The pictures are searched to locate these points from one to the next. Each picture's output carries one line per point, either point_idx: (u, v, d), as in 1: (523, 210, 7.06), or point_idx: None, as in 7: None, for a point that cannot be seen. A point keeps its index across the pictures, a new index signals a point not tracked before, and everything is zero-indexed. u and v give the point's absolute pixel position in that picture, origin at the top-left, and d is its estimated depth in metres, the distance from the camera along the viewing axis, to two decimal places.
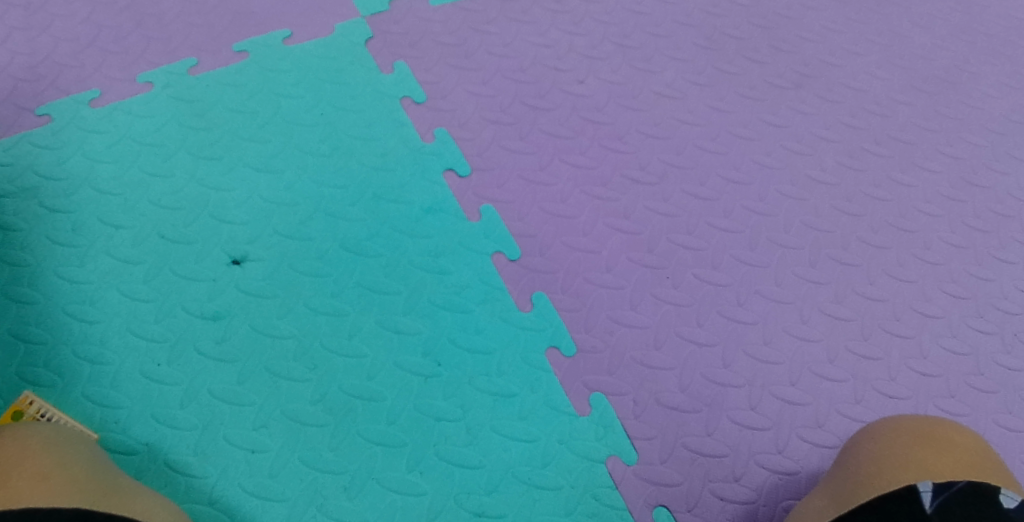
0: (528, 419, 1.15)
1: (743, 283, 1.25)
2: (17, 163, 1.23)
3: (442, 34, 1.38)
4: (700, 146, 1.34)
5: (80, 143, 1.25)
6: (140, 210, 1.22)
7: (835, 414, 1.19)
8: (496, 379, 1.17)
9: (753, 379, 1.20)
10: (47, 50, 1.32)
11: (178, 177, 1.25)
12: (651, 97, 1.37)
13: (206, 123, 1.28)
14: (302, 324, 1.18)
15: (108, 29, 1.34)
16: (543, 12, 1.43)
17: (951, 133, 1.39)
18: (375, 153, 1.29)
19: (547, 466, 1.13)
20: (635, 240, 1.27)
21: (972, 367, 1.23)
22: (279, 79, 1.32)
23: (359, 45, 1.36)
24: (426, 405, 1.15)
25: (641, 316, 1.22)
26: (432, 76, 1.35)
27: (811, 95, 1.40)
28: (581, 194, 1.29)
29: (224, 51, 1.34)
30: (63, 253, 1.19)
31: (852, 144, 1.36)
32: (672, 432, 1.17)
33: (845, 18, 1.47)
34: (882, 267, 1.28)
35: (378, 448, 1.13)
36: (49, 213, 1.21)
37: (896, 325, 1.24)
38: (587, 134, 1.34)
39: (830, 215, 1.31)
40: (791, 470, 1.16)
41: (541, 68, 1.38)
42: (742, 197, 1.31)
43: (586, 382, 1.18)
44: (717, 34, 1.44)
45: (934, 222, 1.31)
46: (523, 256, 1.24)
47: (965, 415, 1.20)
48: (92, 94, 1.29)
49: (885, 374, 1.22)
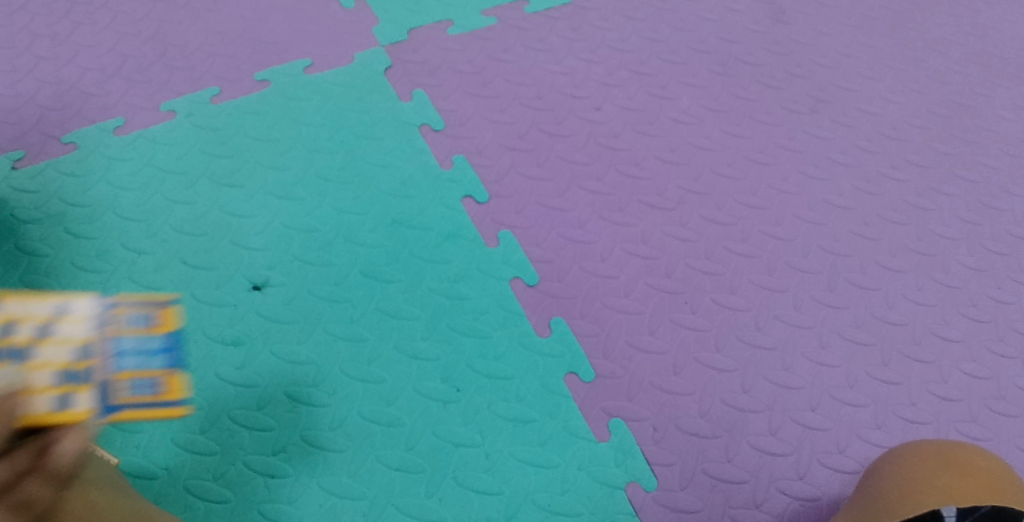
0: (547, 444, 1.15)
1: (761, 308, 1.25)
2: (43, 191, 1.25)
3: (460, 62, 1.40)
4: (716, 171, 1.35)
5: (104, 171, 1.27)
6: (162, 237, 1.24)
7: (856, 439, 1.18)
8: (514, 404, 1.17)
9: (773, 405, 1.20)
10: (74, 80, 1.34)
11: (200, 204, 1.27)
12: (667, 123, 1.38)
13: (228, 151, 1.30)
14: (321, 349, 1.19)
15: (133, 59, 1.37)
16: (560, 40, 1.44)
17: (969, 156, 1.39)
18: (395, 180, 1.30)
19: (565, 492, 1.13)
20: (652, 265, 1.27)
21: (994, 391, 1.22)
22: (299, 107, 1.34)
23: (379, 74, 1.38)
24: (445, 430, 1.15)
25: (660, 341, 1.22)
26: (451, 103, 1.37)
27: (828, 121, 1.40)
28: (598, 219, 1.30)
29: (247, 80, 1.36)
30: (87, 278, 1.20)
31: (869, 169, 1.37)
32: (692, 457, 1.16)
33: (859, 43, 1.48)
34: (901, 291, 1.28)
35: (396, 474, 1.13)
36: (74, 240, 1.23)
37: (917, 350, 1.24)
38: (604, 160, 1.35)
39: (847, 239, 1.31)
40: (813, 497, 1.15)
41: (558, 95, 1.39)
42: (760, 222, 1.31)
43: (605, 407, 1.18)
44: (733, 60, 1.45)
45: (952, 246, 1.32)
46: (541, 282, 1.24)
47: (988, 440, 1.19)
48: (117, 123, 1.31)
49: (905, 399, 1.21)
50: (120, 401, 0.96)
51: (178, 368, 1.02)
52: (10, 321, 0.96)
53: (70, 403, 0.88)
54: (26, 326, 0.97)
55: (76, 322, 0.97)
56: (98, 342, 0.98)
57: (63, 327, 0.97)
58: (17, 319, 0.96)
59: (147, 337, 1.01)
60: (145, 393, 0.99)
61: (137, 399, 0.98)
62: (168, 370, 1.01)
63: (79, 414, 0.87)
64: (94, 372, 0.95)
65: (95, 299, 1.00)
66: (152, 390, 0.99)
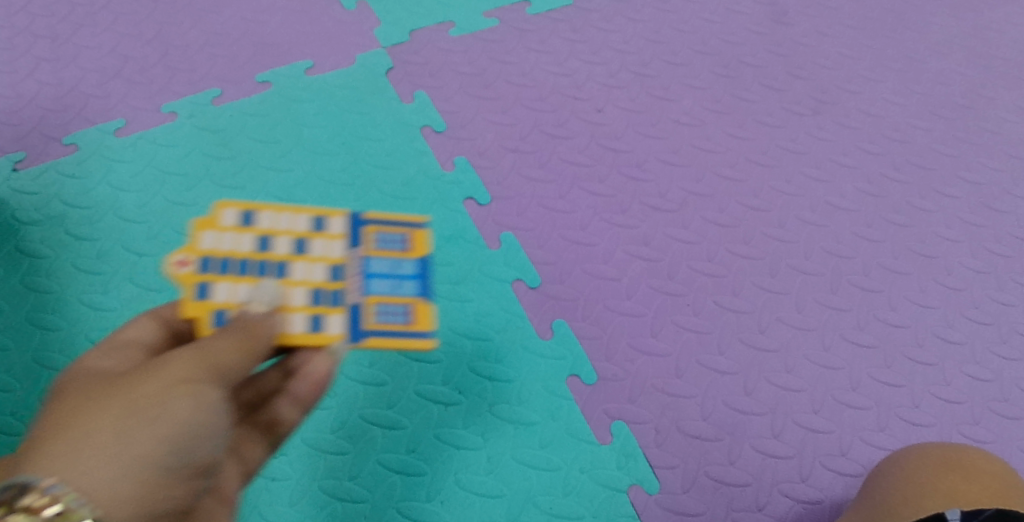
0: (548, 447, 1.15)
1: (764, 310, 1.25)
2: (44, 192, 1.25)
3: (461, 64, 1.40)
4: (718, 173, 1.35)
5: (104, 172, 1.27)
6: (163, 239, 1.24)
7: (859, 442, 1.18)
8: (516, 407, 1.17)
9: (775, 408, 1.19)
10: (75, 81, 1.34)
11: (201, 206, 1.26)
12: (669, 125, 1.38)
13: (229, 153, 1.30)
14: None
15: (134, 60, 1.36)
16: (562, 41, 1.44)
17: (972, 158, 1.38)
18: (396, 182, 1.30)
19: (567, 495, 1.13)
20: (654, 267, 1.27)
21: (997, 394, 1.22)
22: (301, 109, 1.34)
23: (380, 75, 1.37)
24: (446, 433, 1.15)
25: (662, 343, 1.22)
26: (452, 105, 1.36)
27: (830, 122, 1.40)
28: (600, 221, 1.30)
29: (248, 82, 1.36)
30: (88, 280, 1.20)
31: (872, 171, 1.36)
32: (694, 460, 1.16)
33: (862, 44, 1.48)
34: (904, 293, 1.27)
35: (398, 477, 1.12)
36: (75, 242, 1.23)
37: (920, 352, 1.24)
38: (606, 162, 1.34)
39: (850, 241, 1.31)
40: (816, 500, 1.15)
41: (559, 97, 1.39)
42: (762, 224, 1.31)
43: (607, 410, 1.17)
44: (734, 62, 1.45)
45: (955, 248, 1.31)
46: (543, 284, 1.24)
47: (991, 442, 1.19)
48: (118, 124, 1.31)
49: (908, 401, 1.21)
50: (368, 326, 0.94)
51: (427, 298, 0.98)
52: (267, 237, 0.97)
53: (320, 324, 0.93)
54: (283, 242, 0.97)
55: (328, 242, 0.97)
56: (315, 262, 0.96)
57: (317, 247, 0.97)
58: (272, 234, 0.97)
59: (396, 260, 0.98)
60: (391, 322, 0.95)
61: (383, 327, 0.95)
62: (417, 298, 0.97)
63: (331, 340, 0.93)
64: (345, 293, 0.95)
65: (365, 224, 1.00)
66: (401, 317, 0.95)
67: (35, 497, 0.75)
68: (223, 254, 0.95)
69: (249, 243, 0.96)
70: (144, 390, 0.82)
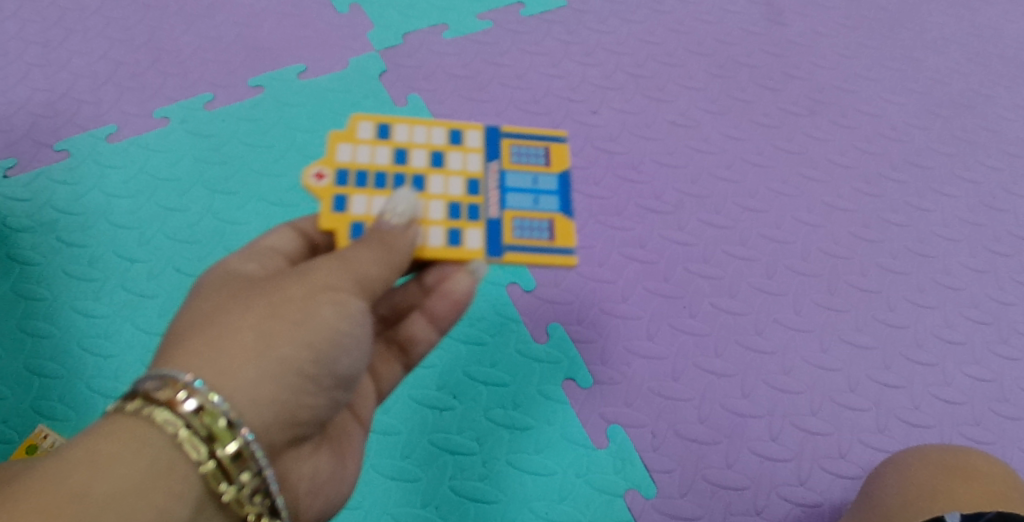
0: (544, 452, 1.14)
1: (761, 312, 1.24)
2: (35, 199, 1.25)
3: (455, 66, 1.39)
4: (714, 174, 1.34)
5: (96, 179, 1.27)
6: (155, 244, 1.23)
7: (858, 444, 1.17)
8: (511, 412, 1.16)
9: (773, 410, 1.18)
10: (66, 87, 1.33)
11: (194, 211, 1.26)
12: (664, 126, 1.37)
13: (221, 158, 1.30)
14: None
15: (126, 65, 1.36)
16: (556, 43, 1.43)
17: (970, 157, 1.37)
18: None
19: (563, 501, 1.12)
20: (650, 269, 1.26)
21: (997, 394, 1.21)
22: (294, 113, 1.33)
23: (373, 79, 1.37)
24: (441, 438, 1.14)
25: (659, 346, 1.21)
26: (446, 108, 1.36)
27: (826, 122, 1.39)
28: (595, 223, 1.29)
29: (241, 87, 1.35)
30: (80, 287, 1.20)
31: (869, 171, 1.35)
32: (691, 463, 1.15)
33: (858, 43, 1.47)
34: (902, 294, 1.26)
35: (392, 483, 1.11)
36: (66, 248, 1.22)
37: (919, 353, 1.22)
38: (601, 163, 1.33)
39: (848, 241, 1.30)
40: (815, 503, 1.14)
41: (554, 99, 1.38)
42: (758, 224, 1.30)
43: (603, 414, 1.16)
44: (730, 62, 1.44)
45: (953, 247, 1.30)
46: (539, 287, 1.23)
47: (992, 443, 1.18)
48: (110, 130, 1.30)
49: (908, 402, 1.19)
50: (509, 240, 0.90)
51: (569, 215, 0.92)
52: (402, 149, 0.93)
53: (461, 238, 0.89)
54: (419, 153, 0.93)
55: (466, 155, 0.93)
56: (457, 178, 0.92)
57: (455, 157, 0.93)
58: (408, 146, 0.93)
59: (536, 173, 0.94)
60: (532, 238, 0.90)
61: (523, 243, 0.90)
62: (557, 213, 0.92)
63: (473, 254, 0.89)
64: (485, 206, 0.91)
65: (507, 137, 0.95)
66: (544, 233, 0.91)
67: (172, 392, 0.74)
68: (358, 166, 0.91)
69: (384, 149, 0.92)
70: (291, 295, 0.80)
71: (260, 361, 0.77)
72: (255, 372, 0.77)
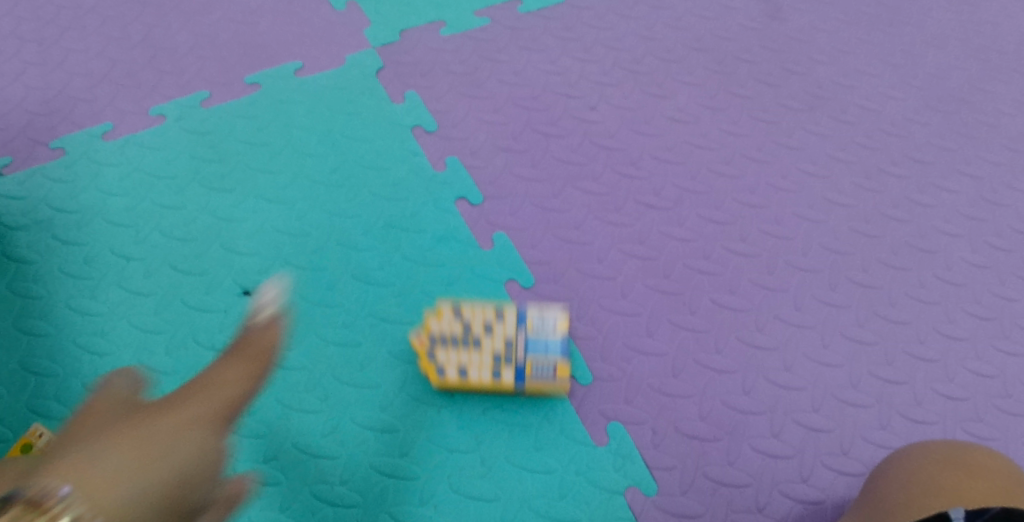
0: (544, 449, 1.13)
1: (761, 308, 1.23)
2: (31, 197, 1.24)
3: (453, 63, 1.38)
4: (714, 170, 1.33)
5: (92, 176, 1.26)
6: (151, 242, 1.22)
7: (860, 440, 1.16)
8: (510, 409, 1.15)
9: (775, 407, 1.17)
10: (62, 85, 1.33)
11: (190, 209, 1.25)
12: (662, 122, 1.36)
13: (218, 155, 1.29)
14: (312, 355, 1.17)
15: (122, 63, 1.35)
16: (554, 39, 1.42)
17: (970, 152, 1.37)
18: (387, 182, 1.28)
19: (563, 498, 1.11)
20: (650, 266, 1.25)
21: (1000, 390, 1.20)
22: (291, 110, 1.32)
23: (370, 76, 1.36)
24: (440, 436, 1.13)
25: (659, 343, 1.20)
26: (443, 104, 1.35)
27: (825, 118, 1.38)
28: (594, 219, 1.28)
29: (237, 84, 1.34)
30: (75, 284, 1.19)
31: (869, 166, 1.35)
32: (692, 460, 1.14)
33: (857, 39, 1.46)
34: (904, 289, 1.25)
35: (390, 481, 1.11)
36: (62, 246, 1.21)
37: (921, 349, 1.22)
38: (600, 160, 1.33)
39: (848, 237, 1.29)
40: (817, 500, 1.13)
41: (552, 95, 1.37)
42: (759, 220, 1.29)
43: (603, 411, 1.15)
44: (728, 58, 1.43)
45: (955, 243, 1.29)
46: (537, 284, 1.22)
47: (995, 439, 1.17)
48: (105, 128, 1.29)
49: (910, 399, 1.19)
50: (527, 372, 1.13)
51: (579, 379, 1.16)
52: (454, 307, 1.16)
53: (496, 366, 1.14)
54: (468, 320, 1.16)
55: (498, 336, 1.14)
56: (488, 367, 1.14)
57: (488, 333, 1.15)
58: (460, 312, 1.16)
59: (547, 339, 1.14)
60: (545, 370, 1.13)
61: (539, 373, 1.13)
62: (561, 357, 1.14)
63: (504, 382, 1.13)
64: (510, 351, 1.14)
65: (532, 309, 1.17)
66: (549, 370, 1.13)
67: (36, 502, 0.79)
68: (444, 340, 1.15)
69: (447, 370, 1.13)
70: (190, 412, 0.94)
71: (188, 445, 0.89)
72: (185, 452, 0.88)
